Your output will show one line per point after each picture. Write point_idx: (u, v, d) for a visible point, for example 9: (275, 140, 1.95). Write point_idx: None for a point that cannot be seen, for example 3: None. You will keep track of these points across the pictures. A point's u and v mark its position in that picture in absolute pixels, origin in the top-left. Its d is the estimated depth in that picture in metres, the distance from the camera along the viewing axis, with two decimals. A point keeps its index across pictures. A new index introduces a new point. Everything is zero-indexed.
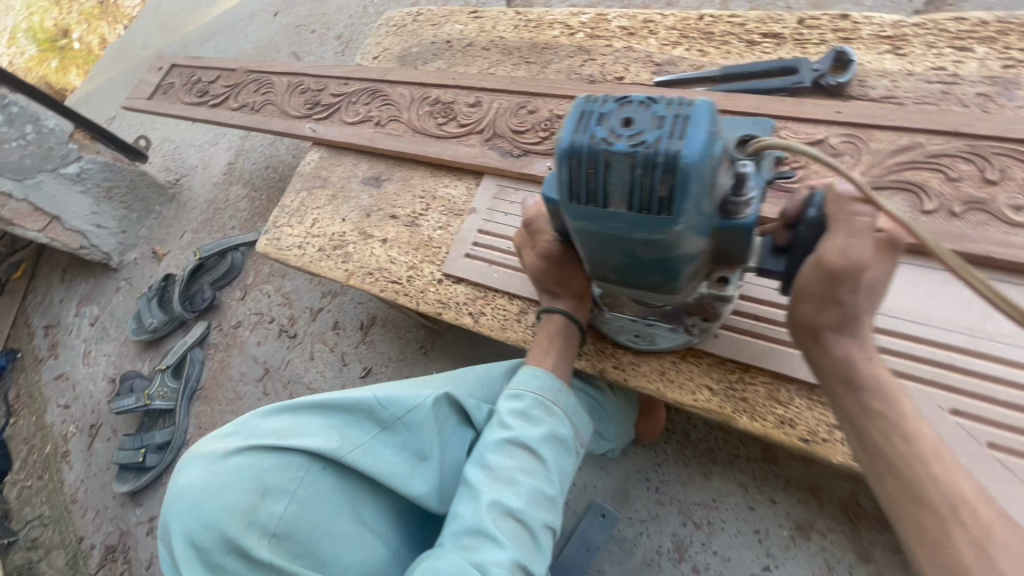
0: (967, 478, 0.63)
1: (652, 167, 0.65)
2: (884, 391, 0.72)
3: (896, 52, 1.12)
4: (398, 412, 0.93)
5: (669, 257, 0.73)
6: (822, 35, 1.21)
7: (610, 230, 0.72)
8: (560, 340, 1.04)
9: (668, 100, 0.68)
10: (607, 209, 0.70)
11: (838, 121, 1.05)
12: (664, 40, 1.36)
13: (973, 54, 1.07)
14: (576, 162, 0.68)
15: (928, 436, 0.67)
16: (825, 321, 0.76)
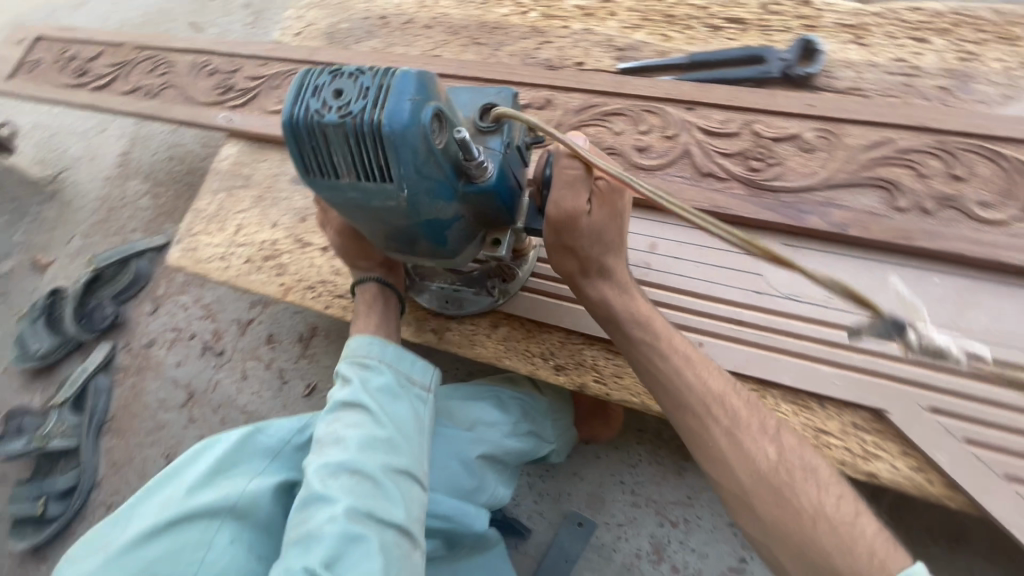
0: (710, 378, 0.84)
1: (360, 136, 0.68)
2: (641, 320, 0.88)
3: (859, 42, 1.11)
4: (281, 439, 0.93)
5: (421, 221, 0.77)
6: (786, 22, 1.17)
7: (353, 202, 0.74)
8: (376, 304, 1.06)
9: (376, 71, 0.71)
10: (339, 180, 0.72)
11: (809, 115, 1.02)
12: (625, 23, 1.27)
13: (930, 46, 1.08)
14: (298, 135, 0.71)
15: (671, 351, 0.86)
16: (571, 268, 0.90)
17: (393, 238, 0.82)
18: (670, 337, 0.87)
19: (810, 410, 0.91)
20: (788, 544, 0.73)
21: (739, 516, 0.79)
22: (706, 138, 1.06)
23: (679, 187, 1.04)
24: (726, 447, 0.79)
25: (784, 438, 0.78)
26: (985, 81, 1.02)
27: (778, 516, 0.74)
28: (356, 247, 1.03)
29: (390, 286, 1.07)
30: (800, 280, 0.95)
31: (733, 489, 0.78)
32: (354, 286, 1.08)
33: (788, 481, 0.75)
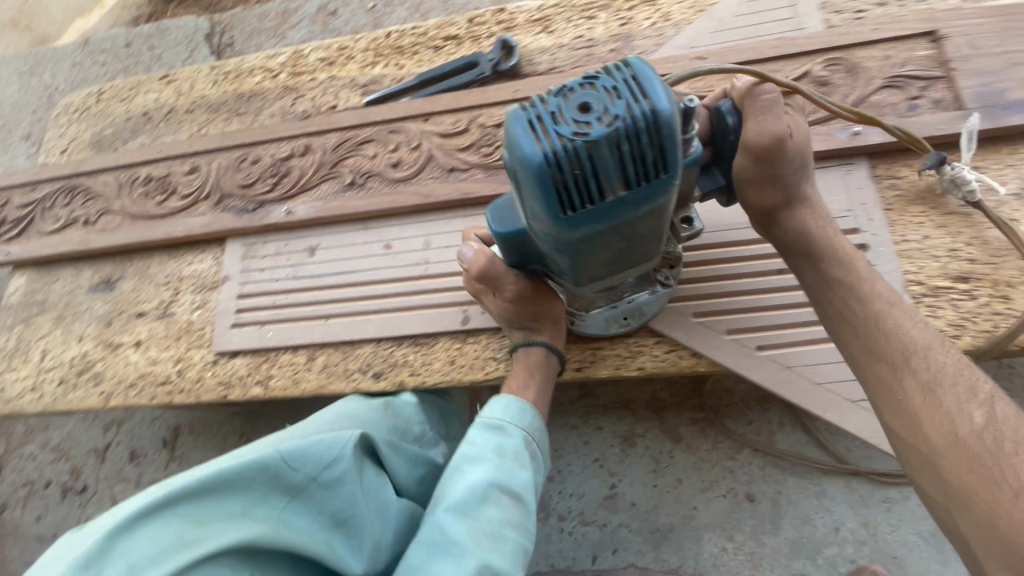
0: (914, 328, 0.77)
1: (636, 136, 0.60)
2: (839, 257, 0.86)
3: (546, 30, 1.32)
4: (312, 471, 0.80)
5: (660, 222, 0.71)
6: (489, 29, 1.37)
7: (617, 223, 0.66)
8: (545, 367, 1.01)
9: (603, 74, 0.64)
10: (605, 201, 0.62)
11: (516, 99, 1.21)
12: (363, 63, 1.41)
13: (599, 20, 1.31)
14: (562, 170, 0.60)
15: (873, 292, 0.82)
16: (774, 201, 0.88)
17: (616, 252, 0.73)
18: (861, 277, 0.84)
19: (581, 334, 1.06)
20: (971, 516, 0.65)
21: (918, 477, 0.72)
22: (443, 140, 1.21)
23: (431, 187, 1.18)
24: (918, 405, 0.71)
25: (997, 407, 0.68)
26: (641, 36, 1.26)
27: (964, 481, 0.66)
28: (523, 308, 0.97)
29: (555, 347, 1.01)
30: None
31: (904, 445, 0.73)
32: (513, 348, 1.02)
33: (995, 448, 0.65)
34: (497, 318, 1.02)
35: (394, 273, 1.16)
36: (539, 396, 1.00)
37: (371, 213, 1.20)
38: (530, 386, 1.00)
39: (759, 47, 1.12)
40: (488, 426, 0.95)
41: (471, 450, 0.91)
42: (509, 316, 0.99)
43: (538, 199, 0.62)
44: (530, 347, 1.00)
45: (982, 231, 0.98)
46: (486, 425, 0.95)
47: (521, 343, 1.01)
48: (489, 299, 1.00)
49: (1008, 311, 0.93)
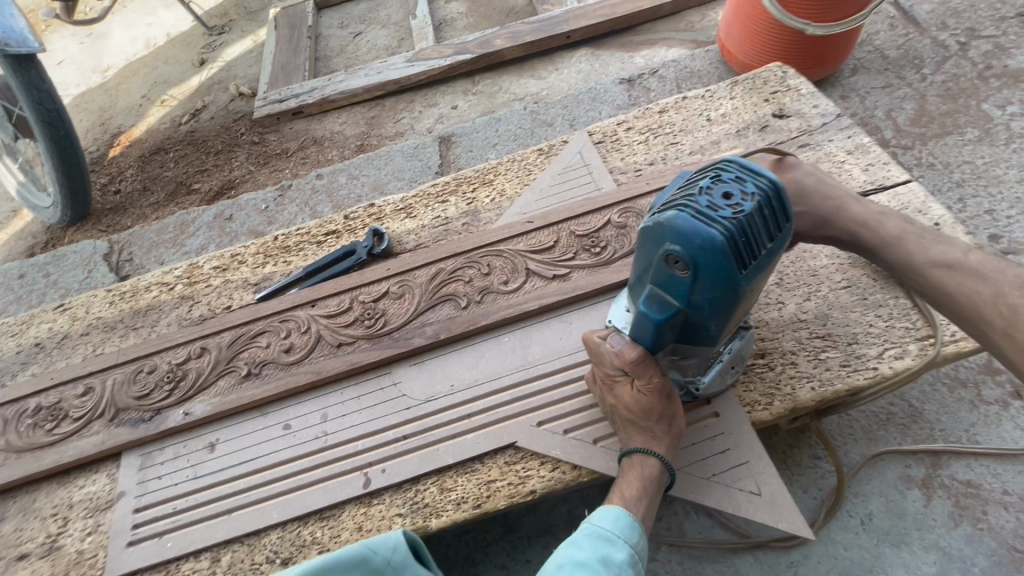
0: (978, 285, 1.02)
1: (771, 204, 0.86)
2: (894, 246, 1.15)
3: (409, 216, 1.61)
4: (384, 560, 0.87)
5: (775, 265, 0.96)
6: (363, 221, 1.63)
7: (766, 270, 0.90)
8: (659, 481, 1.04)
9: (717, 172, 0.90)
10: (763, 254, 0.87)
11: (389, 275, 1.42)
12: (254, 264, 1.60)
13: (450, 202, 1.62)
14: (737, 241, 0.83)
15: (934, 262, 1.09)
16: (818, 227, 1.22)
17: (750, 300, 0.94)
18: (923, 255, 1.11)
19: (474, 472, 1.17)
20: None
21: None
22: (329, 321, 1.37)
23: (321, 364, 1.31)
24: (1002, 344, 0.97)
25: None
26: (485, 210, 1.57)
27: None
28: (658, 412, 1.03)
29: (669, 463, 1.05)
30: (430, 384, 1.26)
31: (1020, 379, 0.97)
32: (643, 450, 1.04)
33: None
34: (628, 414, 1.05)
35: (295, 451, 1.22)
36: (646, 514, 1.02)
37: (268, 399, 1.29)
38: (645, 498, 1.02)
39: (571, 207, 1.45)
40: (599, 534, 0.98)
41: (580, 555, 0.95)
42: (644, 415, 1.03)
43: (724, 268, 0.83)
44: (651, 451, 1.04)
45: (763, 315, 1.25)
46: (598, 533, 0.98)
47: (642, 446, 1.05)
48: (630, 395, 1.03)
49: (798, 374, 1.17)
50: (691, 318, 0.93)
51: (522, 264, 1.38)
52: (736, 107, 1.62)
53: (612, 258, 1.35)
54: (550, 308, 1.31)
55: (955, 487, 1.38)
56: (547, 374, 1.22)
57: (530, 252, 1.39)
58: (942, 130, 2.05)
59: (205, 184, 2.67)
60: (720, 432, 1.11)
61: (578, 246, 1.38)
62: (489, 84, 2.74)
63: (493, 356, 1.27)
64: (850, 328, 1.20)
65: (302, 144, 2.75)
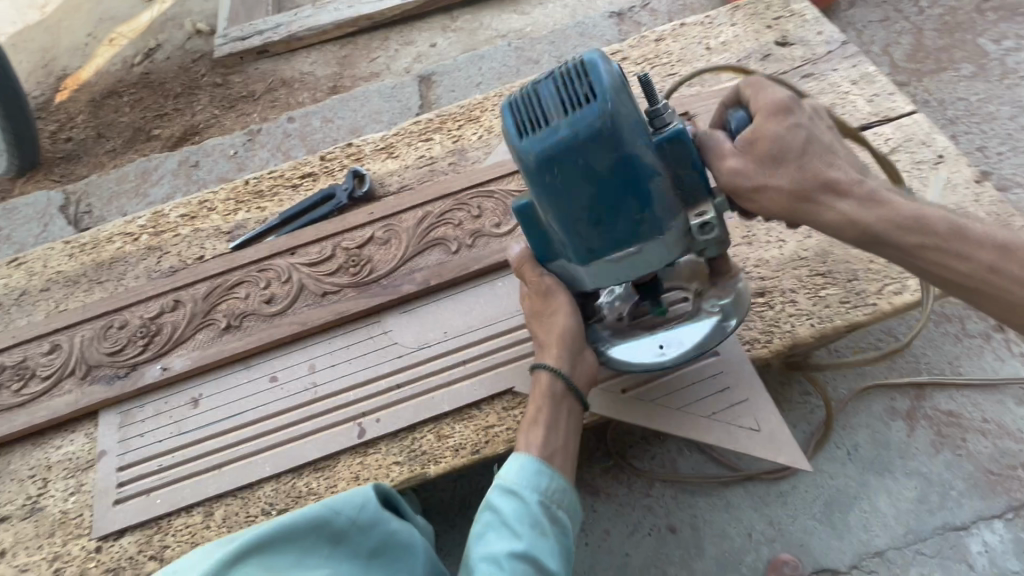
0: (983, 248, 0.83)
1: (567, 81, 0.80)
2: (885, 211, 0.86)
3: (392, 156, 1.51)
4: (354, 516, 0.82)
5: (609, 171, 0.79)
6: (341, 163, 1.53)
7: (539, 151, 0.79)
8: (563, 395, 1.00)
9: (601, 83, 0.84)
10: (530, 131, 0.80)
11: (374, 219, 1.34)
12: (226, 211, 1.49)
13: (435, 141, 1.52)
14: (525, 100, 0.82)
15: (937, 227, 0.85)
16: (787, 200, 0.86)
17: (563, 196, 0.81)
18: (917, 221, 0.85)
19: (472, 419, 1.14)
20: None
21: None
22: (311, 269, 1.30)
23: (306, 314, 1.25)
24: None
25: None
26: (472, 148, 1.48)
27: None
28: (555, 322, 1.01)
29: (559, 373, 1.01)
30: (423, 332, 1.21)
31: None
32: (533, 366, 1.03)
33: None
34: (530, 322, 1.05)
35: (284, 404, 1.18)
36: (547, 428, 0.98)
37: (252, 351, 1.23)
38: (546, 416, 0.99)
39: None
40: (512, 491, 0.92)
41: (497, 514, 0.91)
42: (544, 325, 1.03)
43: (523, 96, 0.83)
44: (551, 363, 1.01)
45: (763, 254, 1.22)
46: (508, 489, 0.92)
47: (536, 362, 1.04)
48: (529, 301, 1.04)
49: (798, 311, 1.15)
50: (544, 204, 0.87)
51: (515, 205, 1.31)
52: (736, 35, 1.52)
53: None
54: None
55: (938, 417, 1.42)
56: None
57: (523, 192, 1.32)
58: (939, 64, 1.98)
59: (166, 129, 2.48)
60: (721, 371, 1.09)
61: None
62: (469, 19, 2.54)
63: (487, 302, 1.22)
64: (850, 264, 1.18)
65: (269, 86, 2.55)
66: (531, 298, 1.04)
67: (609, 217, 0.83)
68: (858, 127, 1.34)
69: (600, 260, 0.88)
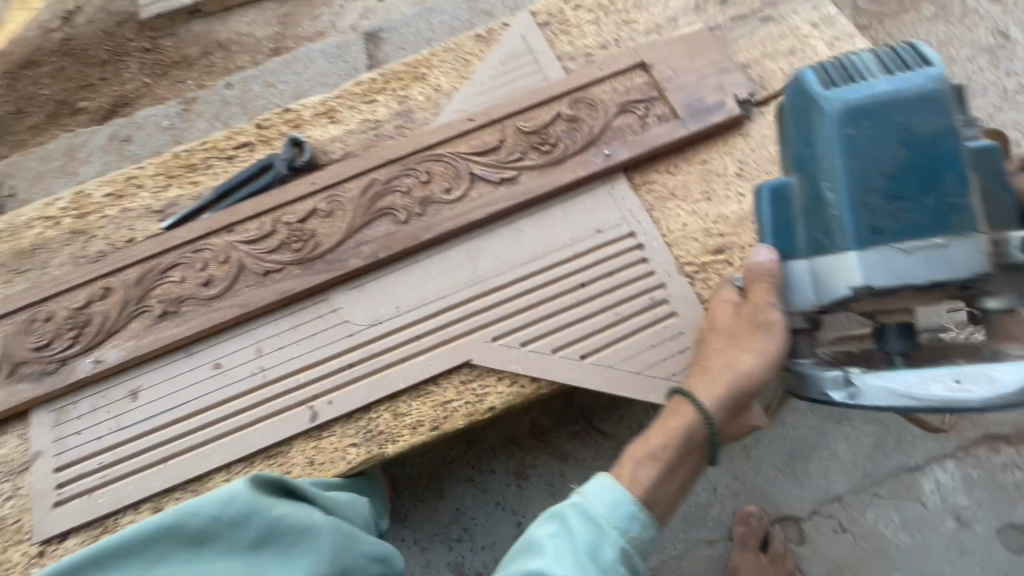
0: None
1: (894, 57, 0.83)
2: None
3: (333, 121, 1.40)
4: (209, 515, 0.77)
5: (928, 150, 0.78)
6: (278, 130, 1.41)
7: (836, 112, 0.80)
8: (695, 443, 0.92)
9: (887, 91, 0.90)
10: (836, 109, 0.80)
11: (315, 190, 1.25)
12: (155, 188, 1.38)
13: (379, 102, 1.41)
14: (816, 74, 0.86)
15: None
16: None
17: (872, 160, 0.79)
18: None
19: (428, 395, 1.10)
20: None
21: None
22: (251, 248, 1.21)
23: (248, 296, 1.17)
24: None
25: None
26: (420, 109, 1.38)
27: None
28: (738, 373, 0.93)
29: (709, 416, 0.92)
30: (374, 309, 1.15)
31: None
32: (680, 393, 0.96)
33: None
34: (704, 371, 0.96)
35: (230, 391, 1.12)
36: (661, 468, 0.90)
37: (193, 338, 1.16)
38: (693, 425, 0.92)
39: (515, 100, 1.29)
40: (588, 514, 0.85)
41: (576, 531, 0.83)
42: (716, 346, 0.97)
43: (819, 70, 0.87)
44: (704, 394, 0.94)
45: (722, 210, 1.18)
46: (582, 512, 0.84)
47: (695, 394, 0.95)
48: (716, 348, 0.97)
49: None
50: (807, 173, 0.87)
51: (465, 168, 1.23)
52: None
53: (564, 156, 1.22)
54: (498, 215, 1.19)
55: None
56: (500, 288, 1.14)
57: (473, 154, 1.24)
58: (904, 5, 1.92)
59: (93, 100, 2.27)
60: (681, 332, 1.08)
61: (526, 145, 1.24)
62: None
63: (440, 273, 1.17)
64: None
65: (204, 50, 2.32)
66: (730, 340, 0.96)
67: (917, 196, 0.78)
68: None
69: (890, 246, 0.78)
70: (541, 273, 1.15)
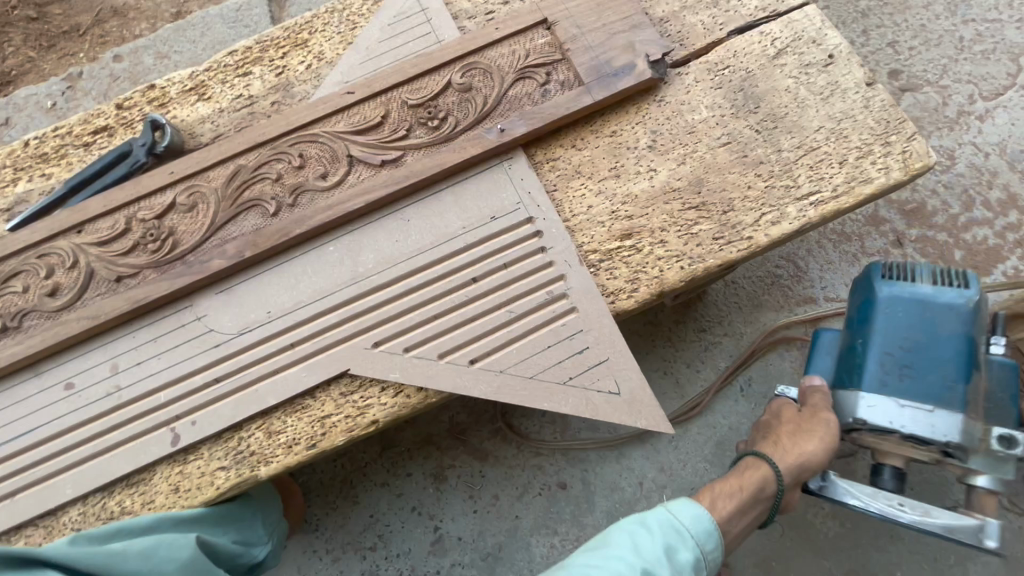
0: None
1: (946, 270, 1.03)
2: None
3: (203, 98, 1.24)
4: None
5: (933, 331, 0.96)
6: (141, 110, 1.24)
7: (876, 305, 1.00)
8: (764, 495, 0.99)
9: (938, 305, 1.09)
10: (877, 295, 1.01)
11: (174, 181, 1.10)
12: (2, 182, 1.21)
13: (254, 75, 1.24)
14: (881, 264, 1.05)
15: None
16: None
17: (895, 335, 0.97)
18: None
19: (304, 410, 0.99)
20: None
21: None
22: (101, 250, 1.07)
23: (98, 306, 1.03)
24: None
25: None
26: (299, 82, 1.22)
27: None
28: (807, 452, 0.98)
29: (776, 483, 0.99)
30: (242, 315, 1.03)
31: None
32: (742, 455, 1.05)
33: None
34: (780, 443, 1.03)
35: (83, 414, 1.00)
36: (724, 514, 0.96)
37: (39, 356, 1.03)
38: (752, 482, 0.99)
39: (401, 68, 1.13)
40: (669, 524, 0.92)
41: (648, 538, 0.90)
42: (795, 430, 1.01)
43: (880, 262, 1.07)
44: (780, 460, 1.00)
45: (630, 188, 1.05)
46: (666, 521, 0.92)
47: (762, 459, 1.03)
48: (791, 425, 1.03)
49: (667, 253, 1.01)
50: (848, 330, 1.05)
51: (343, 150, 1.08)
52: None
53: (454, 131, 1.07)
54: (380, 203, 1.05)
55: None
56: (383, 286, 1.02)
57: (352, 133, 1.09)
58: None
59: None
60: (579, 330, 0.96)
61: (412, 120, 1.09)
62: None
63: (316, 272, 1.04)
64: (725, 193, 1.03)
65: (97, 17, 2.08)
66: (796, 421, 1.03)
67: (924, 371, 0.95)
68: (743, 25, 1.13)
69: (889, 394, 0.95)
70: (430, 268, 1.02)
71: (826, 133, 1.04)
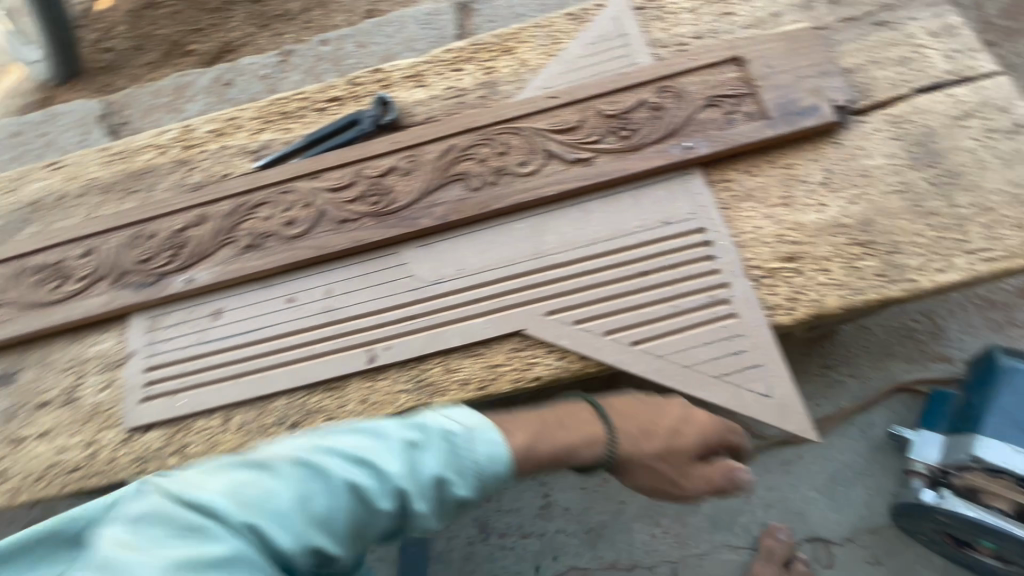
0: None
1: None
2: None
3: (420, 85, 1.45)
4: None
5: None
6: (368, 88, 1.48)
7: (997, 371, 1.18)
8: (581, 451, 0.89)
9: None
10: (998, 364, 1.19)
11: (396, 149, 1.31)
12: (252, 130, 1.48)
13: (466, 71, 1.45)
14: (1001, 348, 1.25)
15: None
16: None
17: (1012, 397, 1.14)
18: None
19: (480, 356, 1.15)
20: None
21: None
22: (332, 195, 1.29)
23: (325, 239, 1.25)
24: None
25: None
26: (504, 82, 1.41)
27: None
28: (563, 426, 0.90)
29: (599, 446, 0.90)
30: (438, 269, 1.21)
31: None
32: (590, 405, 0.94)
33: None
34: (589, 434, 0.90)
35: (300, 324, 1.21)
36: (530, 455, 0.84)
37: (272, 270, 1.25)
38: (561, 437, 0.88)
39: (601, 82, 1.29)
40: (455, 444, 0.76)
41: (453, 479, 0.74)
42: (669, 459, 0.93)
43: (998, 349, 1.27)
44: (626, 444, 0.92)
45: (799, 217, 1.15)
46: (450, 439, 0.77)
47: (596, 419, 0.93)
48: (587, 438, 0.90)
49: (828, 281, 1.09)
50: (966, 392, 1.23)
51: (542, 144, 1.25)
52: None
53: (643, 142, 1.21)
54: (569, 193, 1.21)
55: None
56: (562, 264, 1.16)
57: (552, 131, 1.26)
58: None
59: (203, 44, 2.42)
60: (738, 333, 1.06)
61: (605, 127, 1.24)
62: None
63: (505, 243, 1.20)
64: (893, 236, 1.10)
65: (306, 5, 2.42)
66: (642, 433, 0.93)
67: None
68: (928, 85, 1.20)
69: (1004, 441, 1.11)
70: (606, 256, 1.16)
71: (1005, 196, 1.09)
